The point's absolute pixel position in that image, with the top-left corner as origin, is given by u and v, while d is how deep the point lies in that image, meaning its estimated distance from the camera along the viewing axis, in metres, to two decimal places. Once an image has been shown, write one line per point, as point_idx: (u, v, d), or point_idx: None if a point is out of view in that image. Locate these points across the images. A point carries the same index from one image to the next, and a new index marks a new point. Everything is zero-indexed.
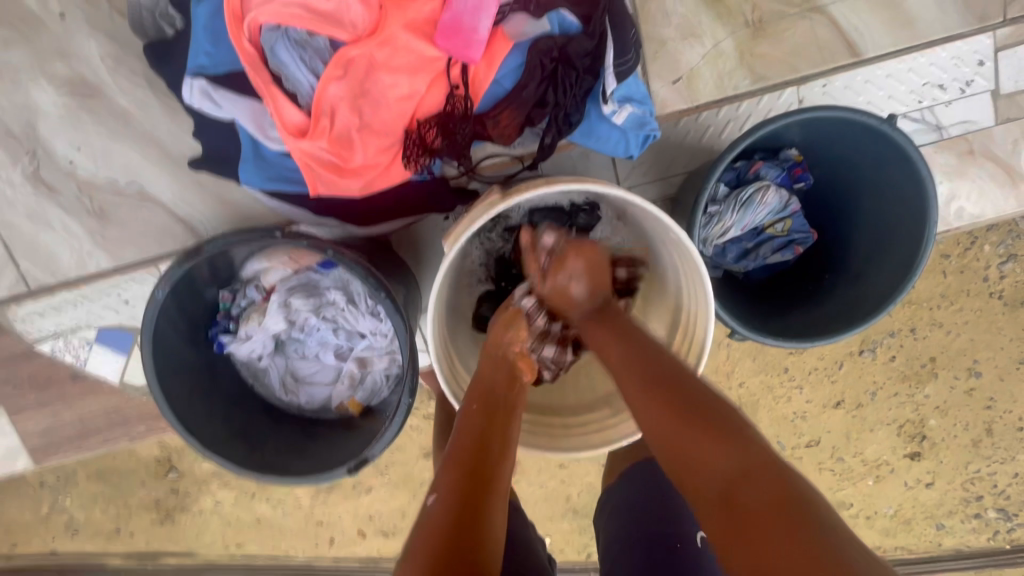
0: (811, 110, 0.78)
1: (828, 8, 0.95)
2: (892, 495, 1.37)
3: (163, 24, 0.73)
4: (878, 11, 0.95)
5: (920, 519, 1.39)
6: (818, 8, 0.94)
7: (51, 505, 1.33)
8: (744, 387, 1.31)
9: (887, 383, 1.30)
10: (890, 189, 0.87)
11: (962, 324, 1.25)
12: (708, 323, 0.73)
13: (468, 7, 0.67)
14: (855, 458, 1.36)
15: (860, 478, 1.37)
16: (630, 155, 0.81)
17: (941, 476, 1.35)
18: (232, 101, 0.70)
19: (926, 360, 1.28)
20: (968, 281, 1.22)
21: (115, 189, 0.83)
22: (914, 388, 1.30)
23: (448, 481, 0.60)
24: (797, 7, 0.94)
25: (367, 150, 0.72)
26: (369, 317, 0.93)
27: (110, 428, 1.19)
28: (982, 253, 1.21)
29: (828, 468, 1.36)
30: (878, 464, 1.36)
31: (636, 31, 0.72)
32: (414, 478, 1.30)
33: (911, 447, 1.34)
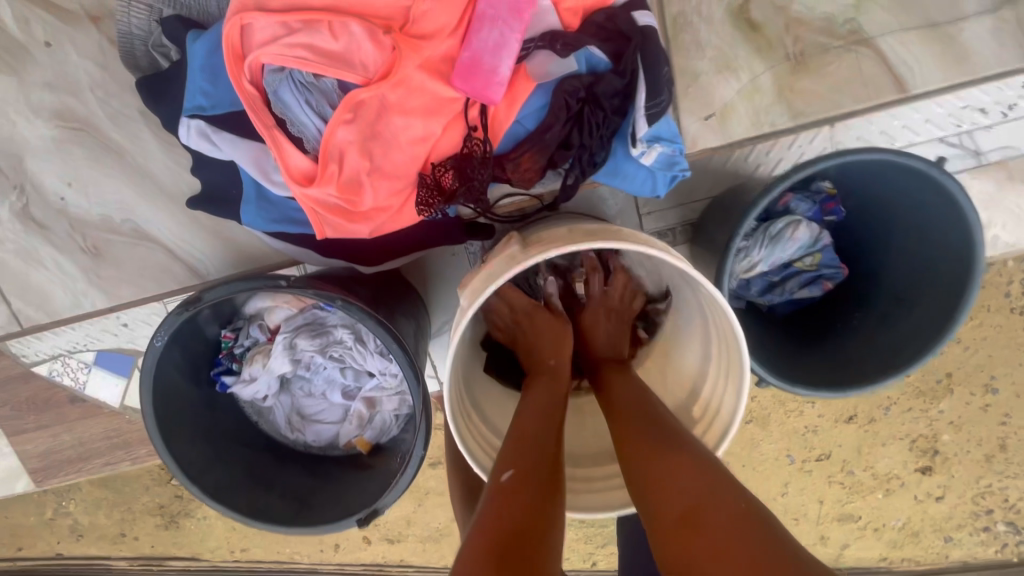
0: (853, 154, 0.73)
1: (875, 39, 0.88)
2: (901, 507, 1.35)
3: (158, 55, 0.68)
4: (927, 44, 0.89)
5: (928, 531, 1.36)
6: (864, 40, 0.88)
7: (55, 509, 1.30)
8: (755, 401, 1.29)
9: (901, 398, 1.27)
10: (929, 232, 0.82)
11: (980, 339, 1.22)
12: (740, 378, 0.69)
13: (488, 46, 0.61)
14: (866, 471, 1.33)
15: (869, 491, 1.34)
16: (656, 194, 0.76)
17: (950, 490, 1.33)
18: (232, 144, 0.65)
19: (942, 375, 1.25)
20: (988, 297, 1.18)
21: (108, 227, 0.79)
22: (928, 404, 1.27)
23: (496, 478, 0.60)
24: (841, 40, 0.88)
25: (378, 195, 0.67)
26: (378, 357, 0.88)
27: (111, 450, 1.16)
28: (1006, 268, 1.16)
29: (837, 481, 1.33)
30: (888, 478, 1.33)
31: (669, 68, 0.65)
32: (419, 487, 1.28)
33: (922, 462, 1.31)
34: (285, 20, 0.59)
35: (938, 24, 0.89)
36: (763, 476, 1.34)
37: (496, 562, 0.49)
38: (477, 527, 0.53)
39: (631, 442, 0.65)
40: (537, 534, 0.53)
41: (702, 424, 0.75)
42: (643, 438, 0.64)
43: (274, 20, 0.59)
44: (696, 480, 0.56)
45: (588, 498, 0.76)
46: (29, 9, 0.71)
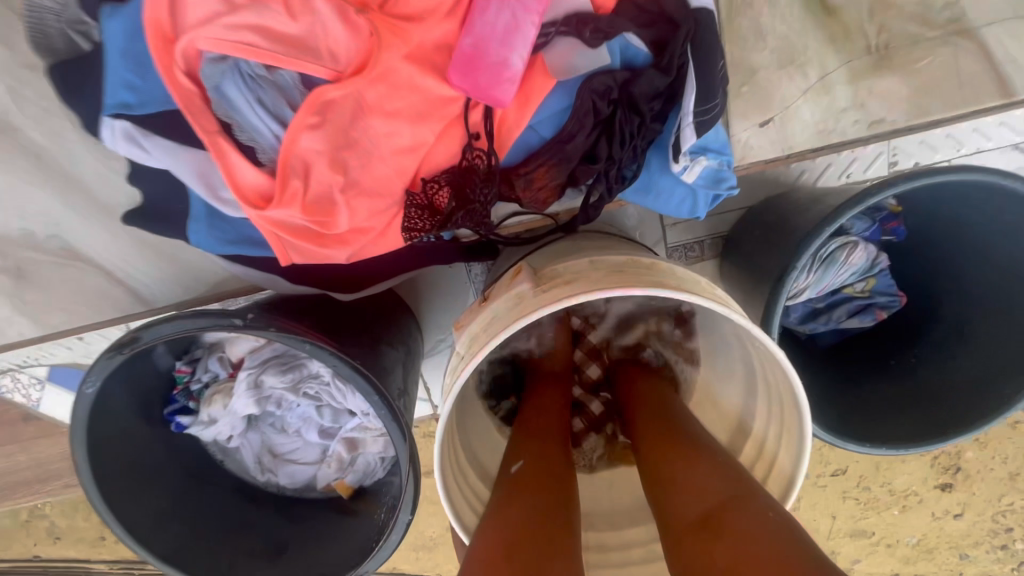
0: (944, 173, 0.59)
1: (978, 31, 0.72)
2: (917, 524, 1.25)
3: (75, 36, 0.52)
4: None
5: (943, 548, 1.26)
6: (965, 31, 0.72)
7: (31, 511, 1.20)
8: None
9: None
10: (1011, 265, 0.69)
11: None
12: (801, 450, 0.56)
13: (496, 33, 0.47)
14: (882, 488, 1.23)
15: (884, 508, 1.24)
16: (694, 215, 0.63)
17: (970, 507, 1.23)
18: (168, 151, 0.51)
19: None
20: None
21: (32, 245, 0.65)
22: None
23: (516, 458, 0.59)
24: (939, 29, 0.72)
25: (355, 216, 0.54)
26: (359, 395, 0.74)
27: None
28: None
29: (852, 496, 1.23)
30: (905, 494, 1.23)
31: (724, 65, 0.52)
32: None
33: (943, 479, 1.22)
34: None
35: None
36: None
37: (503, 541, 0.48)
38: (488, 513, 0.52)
39: (655, 435, 0.61)
40: (559, 537, 0.49)
41: None
42: (662, 440, 0.60)
43: None
44: (715, 482, 0.51)
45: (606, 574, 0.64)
46: None
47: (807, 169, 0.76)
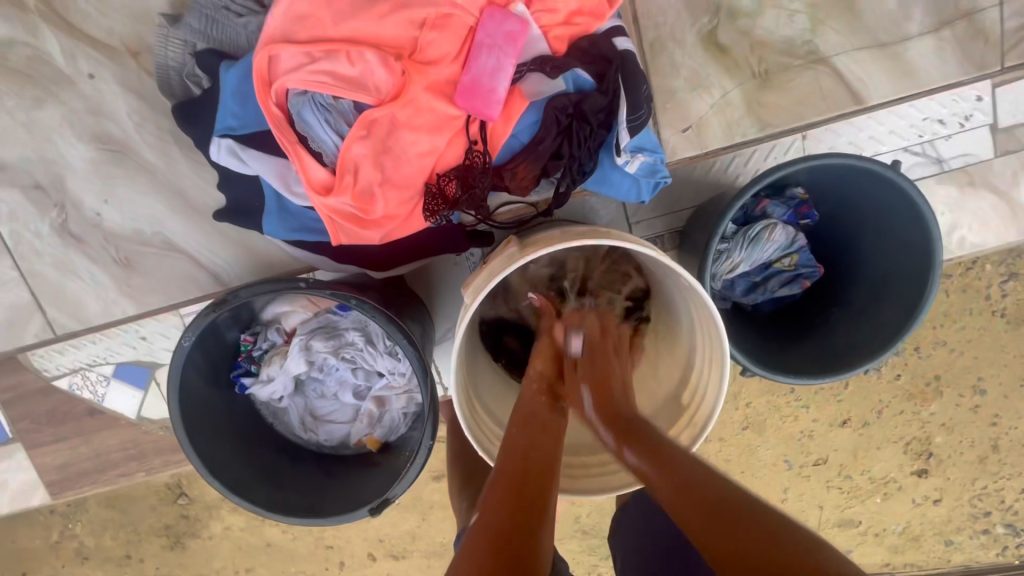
0: (817, 158, 0.82)
1: (831, 59, 0.98)
2: (900, 512, 1.39)
3: (191, 84, 0.76)
4: (880, 62, 1.00)
5: (928, 535, 1.40)
6: (820, 60, 0.98)
7: (62, 532, 1.32)
8: (750, 408, 1.33)
9: (891, 402, 1.32)
10: (891, 230, 0.90)
11: (964, 342, 1.27)
12: (722, 364, 0.74)
13: (486, 70, 0.69)
14: (862, 476, 1.37)
15: (867, 496, 1.38)
16: (641, 200, 0.84)
17: (947, 493, 1.37)
18: (258, 159, 0.72)
19: (931, 378, 1.30)
20: (970, 300, 1.24)
21: (140, 239, 0.86)
22: (919, 406, 1.31)
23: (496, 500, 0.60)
24: (802, 58, 0.97)
25: (389, 203, 0.74)
26: (388, 357, 0.95)
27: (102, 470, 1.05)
28: (984, 273, 1.22)
29: (835, 486, 1.38)
30: (884, 482, 1.37)
31: (648, 87, 0.74)
32: (423, 500, 1.31)
33: (917, 465, 1.35)
34: (308, 50, 0.67)
35: (887, 44, 0.99)
36: (762, 482, 1.38)
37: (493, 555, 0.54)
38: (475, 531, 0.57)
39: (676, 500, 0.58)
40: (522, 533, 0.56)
41: (690, 410, 0.80)
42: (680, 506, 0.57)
43: (297, 51, 0.67)
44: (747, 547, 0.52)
45: (587, 483, 0.81)
46: (75, 46, 0.79)
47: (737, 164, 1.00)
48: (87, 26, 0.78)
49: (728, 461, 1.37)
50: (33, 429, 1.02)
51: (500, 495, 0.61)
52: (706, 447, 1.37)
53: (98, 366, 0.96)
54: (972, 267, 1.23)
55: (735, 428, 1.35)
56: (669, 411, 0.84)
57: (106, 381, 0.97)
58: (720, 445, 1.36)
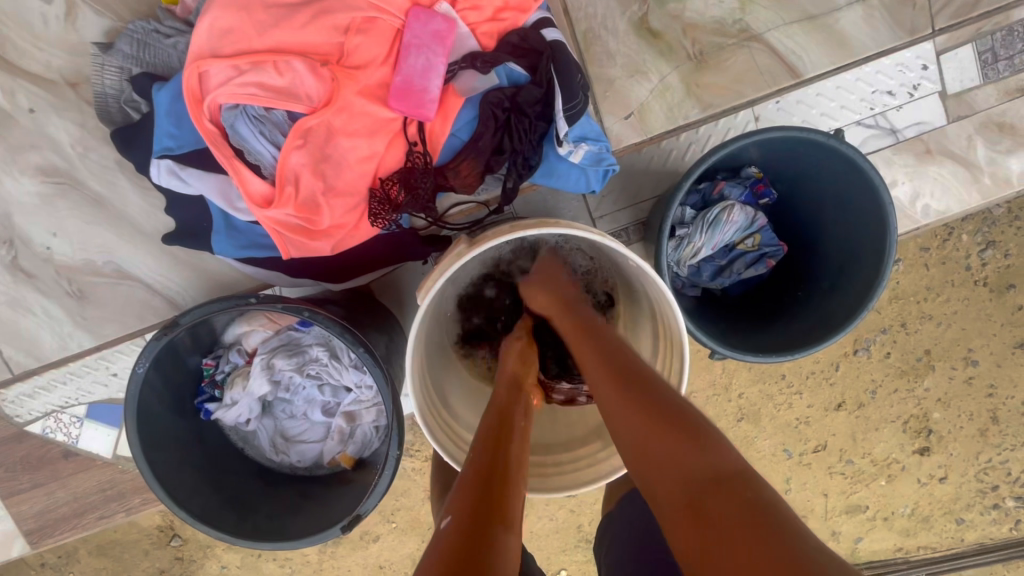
0: (760, 132, 0.82)
1: (764, 35, 0.99)
2: (907, 494, 1.36)
3: (129, 110, 0.76)
4: (814, 34, 1.01)
5: (939, 515, 1.37)
6: (755, 36, 0.99)
7: None
8: (743, 398, 1.31)
9: (884, 381, 1.30)
10: (848, 200, 0.89)
11: (951, 314, 1.26)
12: (681, 345, 0.73)
13: (417, 70, 0.70)
14: (864, 459, 1.35)
15: (871, 479, 1.35)
16: (591, 189, 0.83)
17: (953, 469, 1.34)
18: (197, 177, 0.72)
19: (921, 354, 1.28)
20: (950, 271, 1.24)
21: (93, 270, 0.86)
22: (913, 383, 1.30)
23: (460, 502, 0.55)
24: (735, 37, 0.99)
25: (335, 212, 0.74)
26: (353, 371, 0.93)
27: (73, 520, 1.01)
28: (961, 243, 1.23)
29: (838, 472, 1.35)
30: (887, 463, 1.35)
31: (582, 76, 0.75)
32: (422, 522, 1.28)
33: (919, 443, 1.33)
34: (234, 63, 0.67)
35: (816, 17, 1.01)
36: (764, 475, 1.36)
37: (468, 525, 0.51)
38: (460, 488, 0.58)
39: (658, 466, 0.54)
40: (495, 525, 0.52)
41: None
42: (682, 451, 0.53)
43: (225, 65, 0.67)
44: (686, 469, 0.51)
45: (559, 482, 0.79)
46: (14, 82, 0.79)
47: (692, 143, 1.00)
48: (23, 61, 0.79)
49: None
50: (6, 477, 0.99)
51: (468, 496, 0.55)
52: None
53: (70, 407, 0.95)
54: (949, 237, 1.23)
55: (730, 420, 1.32)
56: None
57: (79, 422, 0.95)
58: None
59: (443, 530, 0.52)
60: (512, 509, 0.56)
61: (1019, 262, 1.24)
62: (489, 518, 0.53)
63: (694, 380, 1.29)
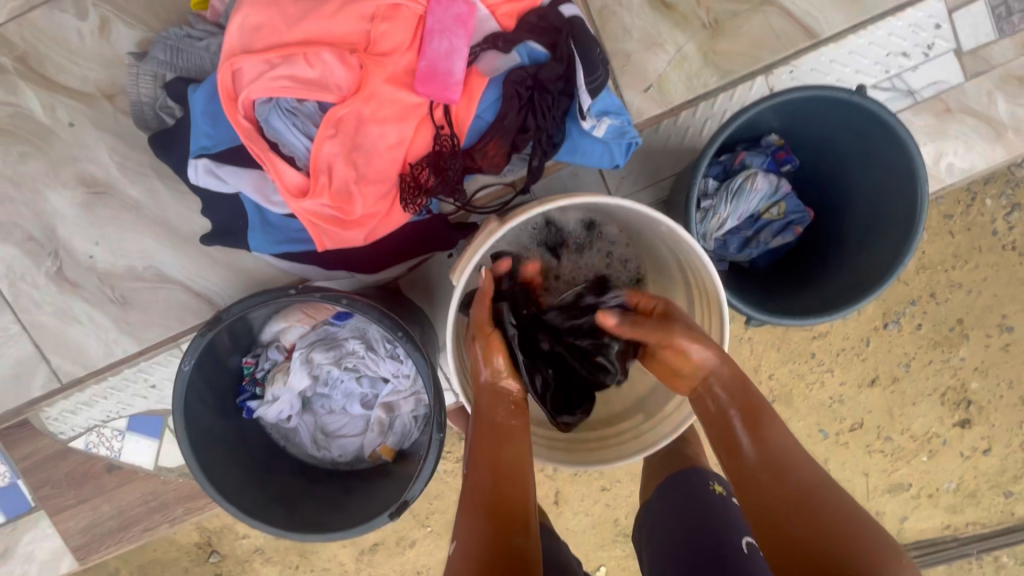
0: (780, 94, 0.82)
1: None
2: (950, 469, 1.33)
3: (164, 114, 0.79)
4: None
5: (985, 489, 1.34)
6: (766, 1, 1.00)
7: None
8: (774, 379, 1.30)
9: (919, 353, 1.27)
10: (873, 158, 0.89)
11: (982, 281, 1.24)
12: (720, 308, 0.74)
13: (442, 53, 0.71)
14: (903, 435, 1.32)
15: (912, 456, 1.33)
16: (615, 164, 0.84)
17: (996, 441, 1.31)
18: (234, 174, 0.75)
19: (954, 323, 1.26)
20: (978, 237, 1.22)
21: (133, 275, 0.88)
22: (948, 353, 1.27)
23: (468, 527, 0.58)
24: (746, 4, 0.99)
25: (367, 200, 0.76)
26: (390, 361, 0.95)
27: (119, 532, 1.03)
28: (986, 208, 1.21)
29: (877, 450, 1.33)
30: (928, 438, 1.32)
31: (602, 50, 0.76)
32: None
33: (959, 415, 1.30)
34: (267, 57, 0.69)
35: None
36: None
37: (483, 556, 0.55)
38: (466, 508, 0.61)
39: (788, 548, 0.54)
40: (508, 555, 0.55)
41: None
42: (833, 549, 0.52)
43: (257, 59, 0.69)
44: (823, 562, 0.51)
45: (603, 453, 0.78)
46: (53, 96, 0.83)
47: (709, 116, 1.00)
48: (62, 77, 0.82)
49: None
50: (52, 494, 1.01)
51: (475, 520, 0.58)
52: None
53: (112, 421, 0.97)
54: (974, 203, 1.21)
55: None
56: None
57: (122, 435, 0.97)
58: None
59: (452, 558, 0.57)
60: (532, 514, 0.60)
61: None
62: (503, 545, 0.56)
63: None
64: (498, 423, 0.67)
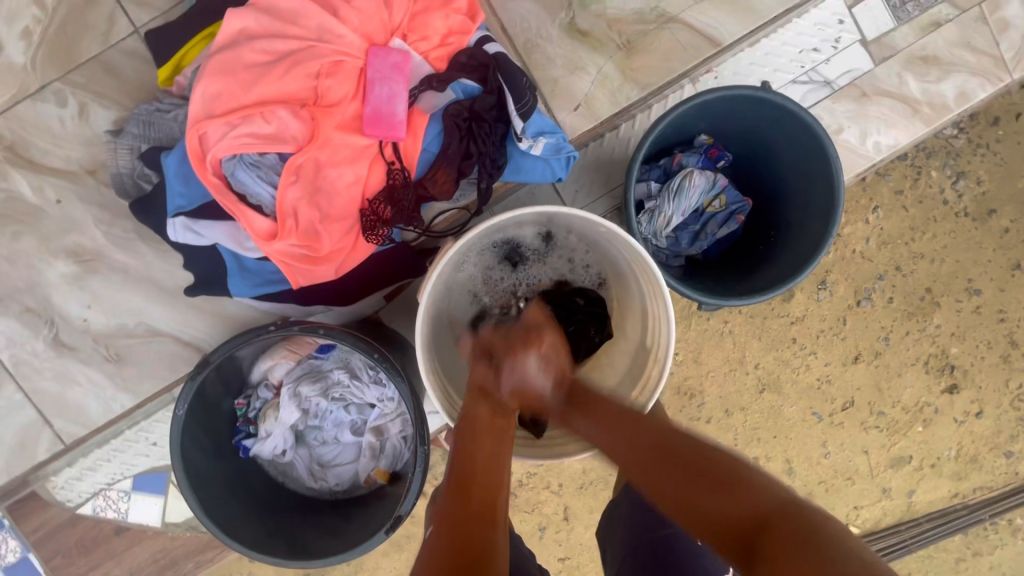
0: (696, 97, 0.91)
1: (679, 15, 1.10)
2: (947, 436, 1.36)
3: (142, 182, 0.87)
4: (728, 8, 1.12)
5: (985, 452, 1.37)
6: (671, 18, 1.10)
7: None
8: (761, 368, 1.33)
9: (895, 326, 1.32)
10: (791, 145, 0.98)
11: (942, 250, 1.30)
12: (663, 293, 0.81)
13: (384, 98, 0.80)
14: (895, 408, 1.35)
15: (908, 427, 1.36)
16: (558, 178, 0.91)
17: (986, 403, 1.35)
18: (209, 227, 0.82)
19: (923, 292, 1.31)
20: (931, 208, 1.28)
21: (125, 333, 0.94)
22: (923, 322, 1.32)
23: (443, 511, 0.60)
24: (653, 23, 1.09)
25: (333, 236, 0.83)
26: (374, 386, 1.00)
27: None
28: (933, 179, 1.28)
29: (872, 426, 1.36)
30: (919, 408, 1.35)
31: (527, 78, 0.85)
32: None
33: (945, 381, 1.34)
34: (227, 120, 0.78)
35: None
36: (800, 443, 1.36)
37: (454, 532, 0.56)
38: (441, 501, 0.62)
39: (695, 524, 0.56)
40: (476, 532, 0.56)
41: (653, 350, 0.86)
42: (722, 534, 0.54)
43: (219, 123, 0.78)
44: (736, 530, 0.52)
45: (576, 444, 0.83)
46: (41, 178, 0.91)
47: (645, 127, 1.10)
48: (47, 161, 0.91)
49: (757, 429, 1.35)
50: (65, 564, 1.02)
51: (448, 503, 0.61)
52: (731, 419, 1.35)
53: (117, 483, 1.00)
54: (920, 176, 1.28)
55: (753, 392, 1.34)
56: (639, 361, 0.89)
57: (128, 495, 1.01)
58: (744, 414, 1.34)
59: (426, 540, 0.57)
60: (498, 508, 0.60)
61: (993, 188, 1.28)
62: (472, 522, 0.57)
63: (706, 357, 1.33)
64: (477, 424, 0.72)
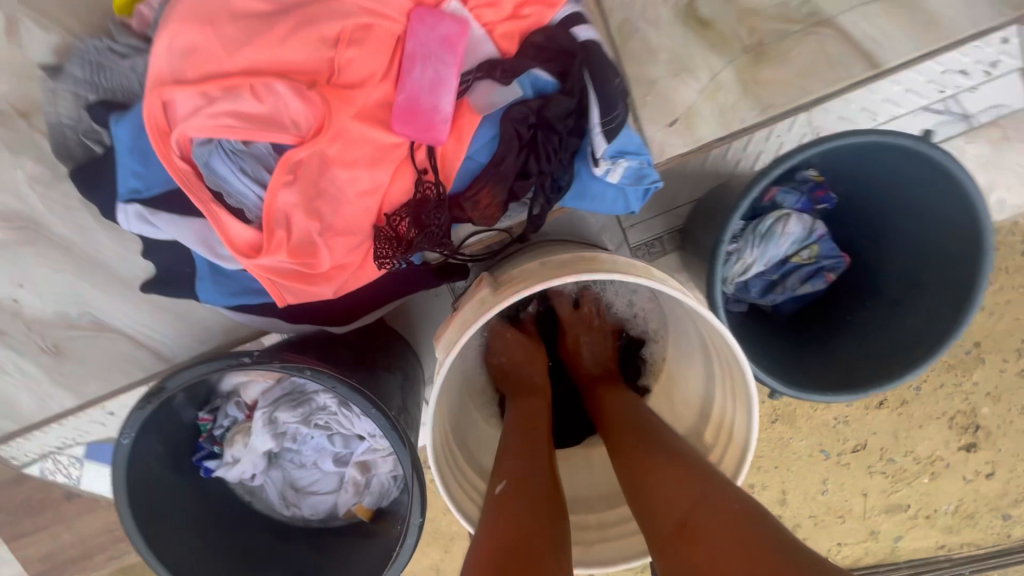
0: (833, 138, 0.69)
1: (835, 18, 0.86)
2: (950, 490, 1.13)
3: (90, 142, 0.65)
4: (895, 17, 0.87)
5: (984, 512, 1.15)
6: (823, 21, 0.86)
7: None
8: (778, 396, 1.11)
9: (930, 374, 1.08)
10: (920, 210, 0.78)
11: (1003, 304, 1.04)
12: (747, 392, 0.65)
13: (424, 86, 0.58)
14: (907, 457, 1.12)
15: (914, 477, 1.13)
16: (630, 211, 0.71)
17: (1001, 465, 1.12)
18: (172, 222, 0.62)
19: (970, 345, 1.06)
20: (1004, 259, 1.01)
21: (64, 322, 0.77)
22: (960, 376, 1.08)
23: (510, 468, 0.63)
24: (801, 22, 0.86)
25: (336, 253, 0.63)
26: (365, 419, 0.83)
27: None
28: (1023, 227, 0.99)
29: (878, 471, 1.13)
30: (931, 461, 1.12)
31: (621, 79, 0.62)
32: (445, 531, 1.09)
33: (965, 439, 1.11)
34: (203, 90, 0.56)
35: None
36: (799, 478, 1.14)
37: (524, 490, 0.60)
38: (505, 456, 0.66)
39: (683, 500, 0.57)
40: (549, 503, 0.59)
41: (715, 450, 0.71)
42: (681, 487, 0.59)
43: (192, 92, 0.56)
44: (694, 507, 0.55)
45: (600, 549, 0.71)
46: None
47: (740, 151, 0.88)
48: None
49: (758, 456, 1.13)
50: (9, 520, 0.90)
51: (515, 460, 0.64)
52: None
53: (68, 447, 0.86)
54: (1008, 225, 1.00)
55: (763, 421, 1.12)
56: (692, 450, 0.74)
57: (80, 463, 0.87)
58: None
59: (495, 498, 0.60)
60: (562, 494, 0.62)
61: None
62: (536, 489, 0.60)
63: None
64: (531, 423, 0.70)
